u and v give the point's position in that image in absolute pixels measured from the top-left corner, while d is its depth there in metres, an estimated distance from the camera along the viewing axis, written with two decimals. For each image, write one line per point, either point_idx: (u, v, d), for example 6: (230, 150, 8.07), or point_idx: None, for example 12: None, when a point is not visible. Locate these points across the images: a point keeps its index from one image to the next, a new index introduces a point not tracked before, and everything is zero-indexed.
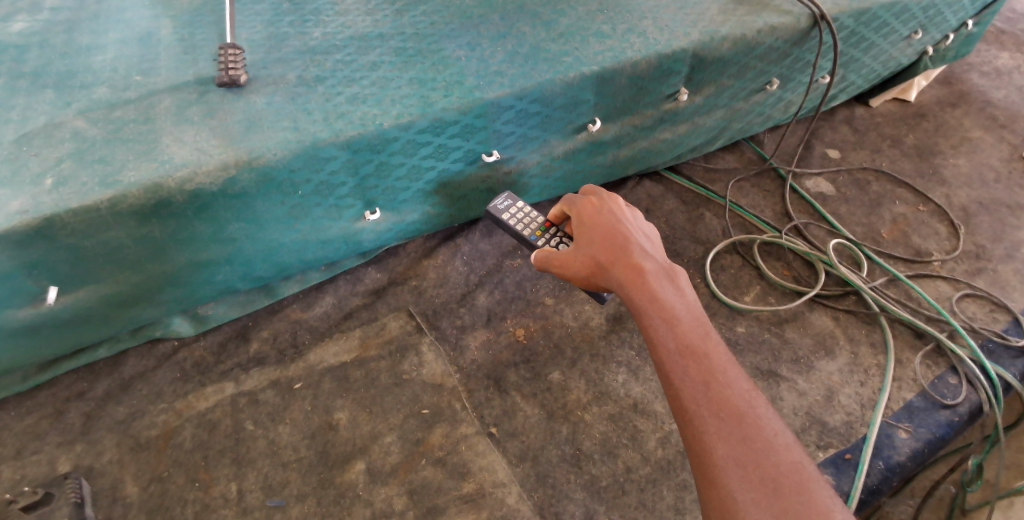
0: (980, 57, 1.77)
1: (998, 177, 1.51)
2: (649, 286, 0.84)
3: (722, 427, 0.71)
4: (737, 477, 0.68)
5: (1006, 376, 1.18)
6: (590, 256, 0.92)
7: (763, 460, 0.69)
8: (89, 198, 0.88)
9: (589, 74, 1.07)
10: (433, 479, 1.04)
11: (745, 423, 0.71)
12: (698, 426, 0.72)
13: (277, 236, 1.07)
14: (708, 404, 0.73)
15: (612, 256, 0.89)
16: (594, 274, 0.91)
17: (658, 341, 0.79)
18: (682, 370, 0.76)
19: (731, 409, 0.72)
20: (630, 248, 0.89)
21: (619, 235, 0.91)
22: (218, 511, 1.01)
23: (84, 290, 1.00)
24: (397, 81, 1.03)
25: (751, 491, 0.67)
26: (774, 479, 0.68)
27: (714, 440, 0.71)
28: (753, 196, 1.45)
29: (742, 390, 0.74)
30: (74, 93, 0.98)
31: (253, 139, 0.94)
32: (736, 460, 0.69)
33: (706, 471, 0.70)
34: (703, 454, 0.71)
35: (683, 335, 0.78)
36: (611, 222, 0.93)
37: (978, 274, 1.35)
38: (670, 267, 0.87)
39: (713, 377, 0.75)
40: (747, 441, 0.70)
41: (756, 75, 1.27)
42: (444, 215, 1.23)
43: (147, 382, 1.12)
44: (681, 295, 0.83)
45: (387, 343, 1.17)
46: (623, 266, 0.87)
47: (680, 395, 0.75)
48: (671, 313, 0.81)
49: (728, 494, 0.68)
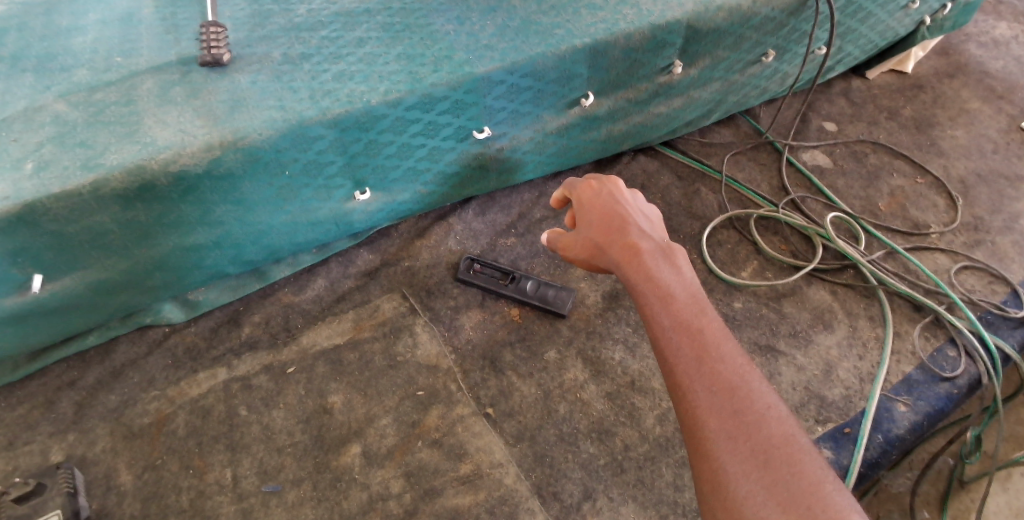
0: (978, 28, 1.75)
1: (996, 148, 1.49)
2: (645, 265, 0.82)
3: (714, 401, 0.70)
4: (730, 450, 0.67)
5: (1005, 348, 1.17)
6: (587, 239, 0.91)
7: (754, 432, 0.67)
8: (71, 183, 0.86)
9: (581, 47, 1.05)
10: (431, 461, 1.04)
11: (737, 396, 0.70)
12: (690, 401, 0.71)
13: (266, 217, 1.05)
14: (701, 379, 0.71)
15: (608, 237, 0.87)
16: (593, 257, 0.90)
17: (653, 318, 0.78)
18: (675, 345, 0.74)
19: (724, 384, 0.71)
20: (626, 229, 0.87)
21: (616, 216, 0.89)
22: (213, 498, 1.00)
23: (70, 276, 0.98)
24: (385, 57, 1.00)
25: (742, 463, 0.66)
26: (765, 450, 0.66)
27: (706, 413, 0.69)
28: (749, 170, 1.43)
29: (736, 364, 0.72)
30: (54, 76, 0.95)
31: (238, 118, 0.92)
32: (727, 433, 0.68)
33: (699, 446, 0.69)
34: (695, 428, 0.69)
35: (678, 312, 0.77)
36: (609, 203, 0.92)
37: (977, 246, 1.33)
38: (666, 245, 0.84)
39: (706, 353, 0.73)
40: (738, 415, 0.69)
41: (752, 47, 1.24)
42: (436, 194, 1.21)
43: (139, 369, 1.10)
44: (676, 272, 0.81)
45: (380, 325, 1.16)
46: (620, 246, 0.85)
47: (673, 371, 0.73)
48: (665, 289, 0.79)
49: (719, 466, 0.66)
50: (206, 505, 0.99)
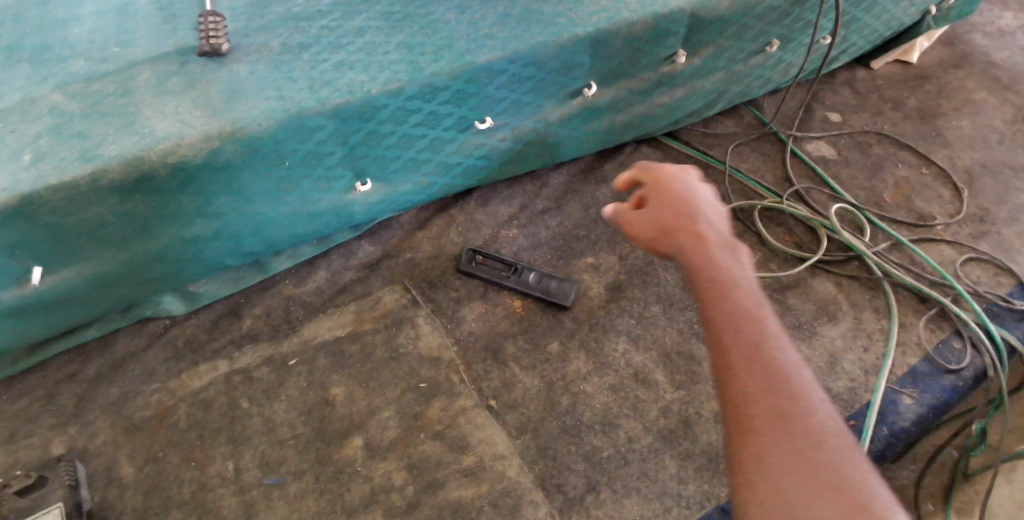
0: (984, 18, 1.73)
1: (1001, 139, 1.48)
2: (708, 251, 0.70)
3: (755, 384, 0.58)
4: (785, 463, 0.54)
5: (1011, 340, 1.16)
6: (656, 216, 0.77)
7: (824, 458, 0.53)
8: (69, 174, 0.85)
9: (583, 36, 1.03)
10: (433, 453, 1.03)
11: (804, 408, 0.56)
12: (729, 379, 0.60)
13: (265, 209, 1.05)
14: (763, 375, 0.58)
15: (677, 217, 0.76)
16: (654, 236, 0.77)
17: (704, 292, 0.67)
18: (736, 330, 0.62)
19: (793, 393, 0.57)
20: (701, 216, 0.75)
21: (692, 203, 0.77)
22: (215, 490, 0.99)
23: (69, 269, 0.97)
24: (385, 46, 0.99)
25: (799, 484, 0.52)
26: (810, 454, 0.54)
27: (745, 392, 0.58)
28: (753, 161, 1.42)
29: (806, 379, 0.59)
30: (51, 67, 0.95)
31: (236, 109, 0.91)
32: (785, 443, 0.55)
33: (737, 433, 0.57)
34: (740, 420, 0.57)
35: (744, 298, 0.65)
36: (684, 187, 0.79)
37: (982, 238, 1.32)
38: (738, 244, 0.72)
39: (773, 351, 0.60)
40: (806, 434, 0.55)
41: (756, 36, 1.23)
42: (438, 186, 1.20)
43: (140, 362, 1.09)
44: (746, 268, 0.69)
45: (382, 317, 1.15)
46: (687, 229, 0.74)
47: (728, 354, 0.61)
48: (733, 278, 0.67)
49: (748, 449, 0.56)
50: (208, 498, 0.99)
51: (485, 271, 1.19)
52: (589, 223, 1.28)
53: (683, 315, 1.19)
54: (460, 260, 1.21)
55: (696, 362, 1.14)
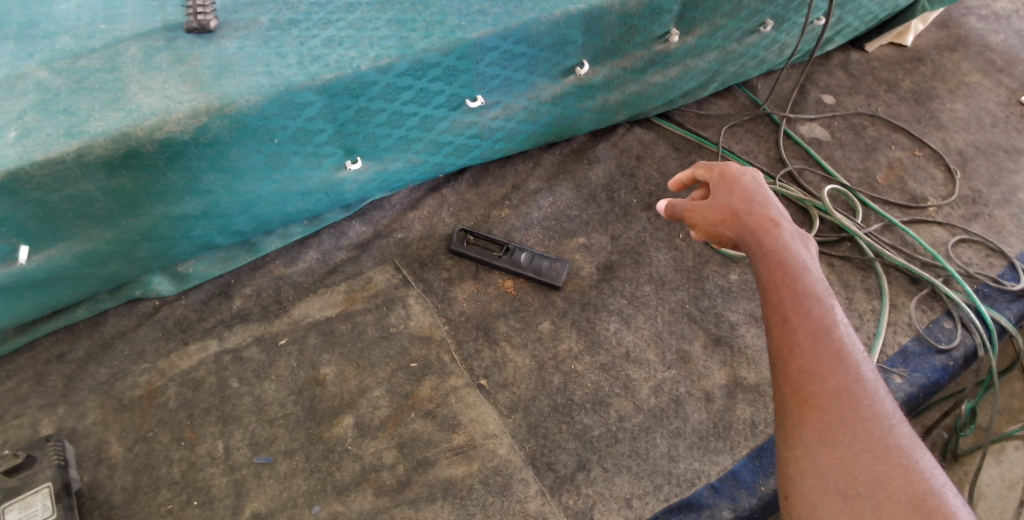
0: (979, 1, 1.72)
1: (995, 121, 1.48)
2: (778, 242, 0.76)
3: (817, 372, 0.66)
4: (845, 444, 0.62)
5: (1001, 320, 1.17)
6: (724, 203, 0.83)
7: (881, 442, 0.61)
8: (55, 149, 0.84)
9: (576, 12, 1.02)
10: (423, 432, 1.03)
11: (864, 396, 0.64)
12: (794, 362, 0.67)
13: (254, 186, 1.03)
14: (827, 363, 0.66)
15: (747, 208, 0.81)
16: (722, 224, 0.82)
17: (773, 280, 0.73)
18: (803, 318, 0.69)
19: (854, 383, 0.64)
20: (770, 208, 0.81)
21: (759, 194, 0.83)
22: (205, 469, 0.99)
23: (56, 248, 0.97)
24: (375, 22, 0.98)
25: (856, 460, 0.61)
26: (868, 437, 0.62)
27: (807, 377, 0.66)
28: (746, 142, 1.41)
29: (866, 366, 0.66)
30: (36, 42, 0.93)
31: (224, 84, 0.90)
32: (844, 426, 0.63)
33: (798, 410, 0.65)
34: (801, 399, 0.65)
35: (811, 287, 0.71)
36: (753, 183, 0.84)
37: (974, 219, 1.32)
38: (805, 235, 0.79)
39: (837, 340, 0.67)
40: (864, 419, 0.63)
41: (750, 15, 1.23)
42: (428, 164, 1.19)
43: (128, 342, 1.08)
44: (813, 261, 0.75)
45: (373, 297, 1.15)
46: (758, 219, 0.79)
47: (794, 337, 0.68)
48: (801, 268, 0.73)
49: (807, 426, 0.64)
50: (198, 477, 0.98)
51: (479, 251, 1.18)
52: (581, 203, 1.28)
53: (674, 295, 1.19)
54: (451, 240, 1.20)
55: (687, 342, 1.14)
